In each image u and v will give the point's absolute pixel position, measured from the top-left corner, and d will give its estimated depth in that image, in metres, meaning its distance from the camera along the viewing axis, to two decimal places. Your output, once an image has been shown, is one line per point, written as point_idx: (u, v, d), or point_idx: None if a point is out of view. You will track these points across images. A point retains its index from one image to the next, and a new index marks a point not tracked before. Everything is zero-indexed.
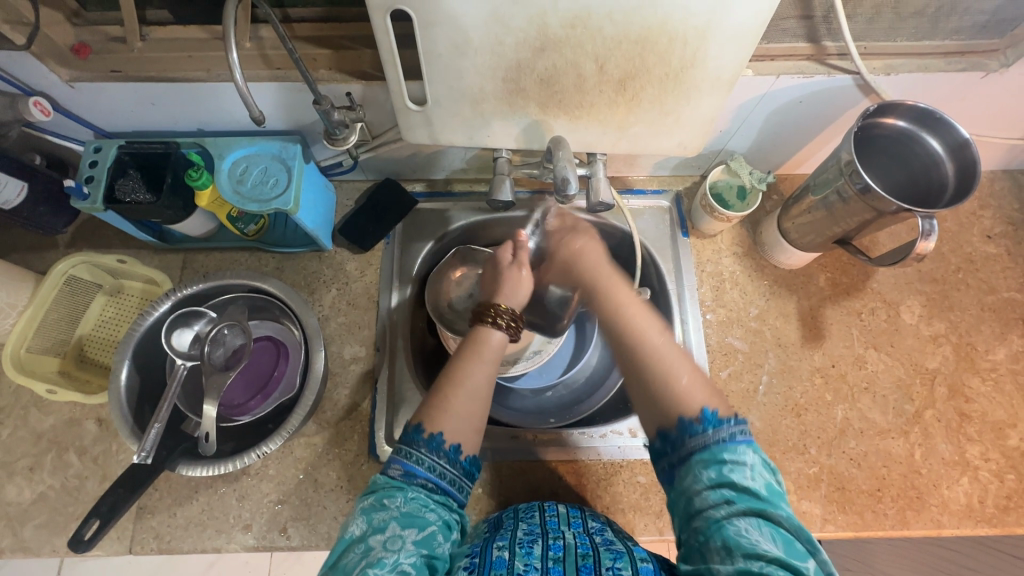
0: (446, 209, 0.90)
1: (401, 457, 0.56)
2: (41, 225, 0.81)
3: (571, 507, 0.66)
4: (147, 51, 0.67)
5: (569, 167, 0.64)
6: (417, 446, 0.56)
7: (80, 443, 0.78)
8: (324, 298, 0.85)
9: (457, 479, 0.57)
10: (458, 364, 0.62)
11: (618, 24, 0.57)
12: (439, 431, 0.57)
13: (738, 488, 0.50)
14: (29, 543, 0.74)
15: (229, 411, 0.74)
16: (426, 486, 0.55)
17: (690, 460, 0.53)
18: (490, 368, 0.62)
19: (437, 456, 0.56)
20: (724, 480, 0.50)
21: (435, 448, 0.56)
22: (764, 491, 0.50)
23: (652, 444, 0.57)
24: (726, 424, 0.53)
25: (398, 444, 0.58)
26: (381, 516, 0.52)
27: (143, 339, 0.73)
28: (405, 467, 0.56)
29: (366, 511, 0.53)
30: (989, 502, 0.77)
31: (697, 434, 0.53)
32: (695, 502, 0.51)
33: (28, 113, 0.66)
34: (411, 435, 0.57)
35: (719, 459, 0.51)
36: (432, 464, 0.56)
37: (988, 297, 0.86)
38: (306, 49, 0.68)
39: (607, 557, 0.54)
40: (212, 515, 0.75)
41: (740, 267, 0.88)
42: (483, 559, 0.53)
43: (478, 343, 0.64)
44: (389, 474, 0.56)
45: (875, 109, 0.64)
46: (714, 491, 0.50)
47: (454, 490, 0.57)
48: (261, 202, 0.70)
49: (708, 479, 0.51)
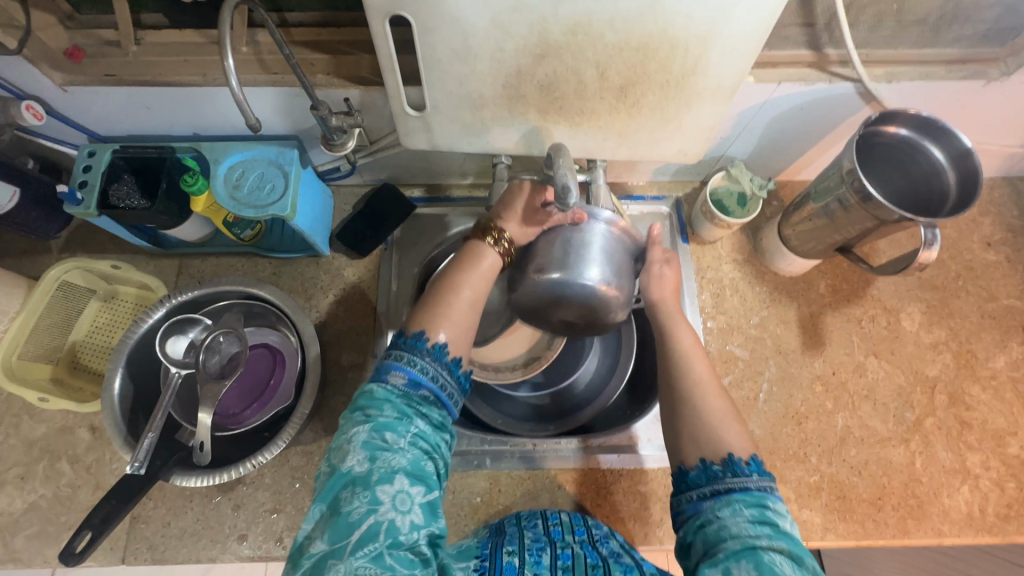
0: (444, 214, 0.89)
1: (404, 367, 0.56)
2: (34, 230, 0.80)
3: (573, 514, 0.65)
4: (141, 55, 0.66)
5: (569, 175, 0.61)
6: (420, 355, 0.57)
7: (72, 452, 0.76)
8: (321, 304, 0.84)
9: (449, 389, 0.58)
10: (452, 273, 0.64)
11: (619, 31, 0.57)
12: (443, 339, 0.59)
13: (774, 526, 0.49)
14: (20, 553, 0.73)
15: (224, 420, 0.73)
16: (427, 399, 0.56)
17: (731, 497, 0.52)
18: (479, 279, 0.64)
19: (436, 365, 0.57)
20: (766, 520, 0.50)
21: (438, 357, 0.58)
22: (801, 543, 0.49)
23: (683, 470, 0.56)
24: (765, 477, 0.53)
25: (396, 353, 0.57)
26: (389, 458, 0.50)
27: (136, 346, 0.71)
28: (409, 375, 0.56)
29: (368, 445, 0.51)
30: (990, 511, 0.76)
31: (741, 473, 0.53)
32: (730, 528, 0.50)
33: (20, 117, 0.65)
34: (412, 343, 0.58)
35: (761, 501, 0.51)
36: (435, 374, 0.57)
37: (988, 304, 0.86)
38: (303, 54, 0.68)
39: (617, 568, 0.55)
40: (207, 525, 0.74)
41: (740, 274, 0.88)
42: (494, 564, 0.53)
43: (474, 255, 0.66)
44: (390, 386, 0.55)
45: (878, 117, 0.64)
46: (752, 524, 0.49)
47: (449, 404, 0.58)
48: (258, 208, 0.69)
49: (747, 514, 0.50)
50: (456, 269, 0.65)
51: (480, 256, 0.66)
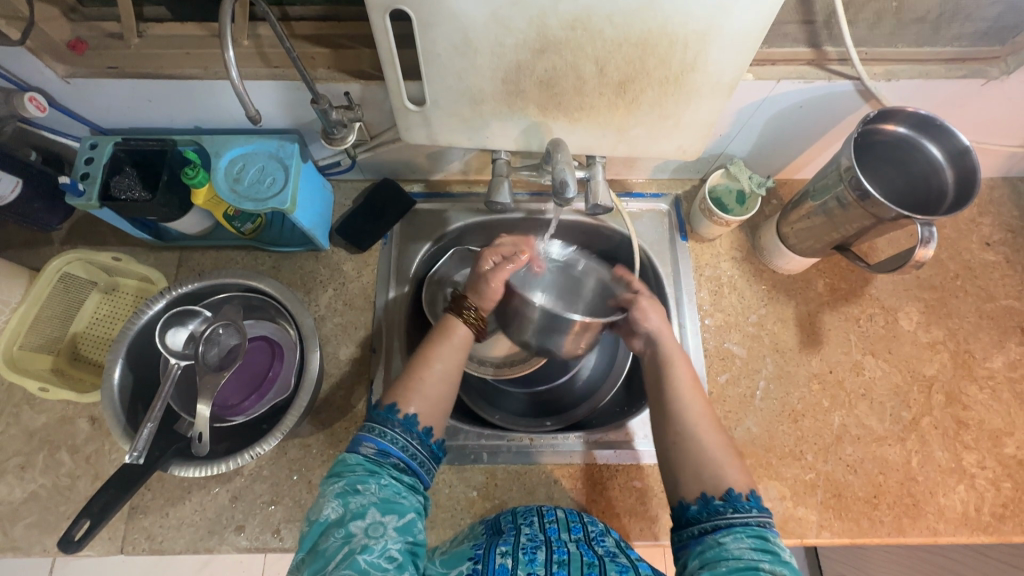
0: (444, 210, 0.90)
1: (374, 437, 0.57)
2: (36, 222, 0.80)
3: (569, 511, 0.65)
4: (143, 48, 0.66)
5: (567, 170, 0.63)
6: (390, 425, 0.58)
7: (72, 442, 0.77)
8: (320, 298, 0.85)
9: (424, 460, 0.59)
10: (428, 346, 0.66)
11: (618, 27, 0.57)
12: (413, 411, 0.60)
13: (775, 554, 0.51)
14: (19, 542, 0.73)
15: (221, 412, 0.73)
16: (397, 467, 0.57)
17: (732, 529, 0.53)
18: (457, 354, 0.66)
19: (410, 437, 0.58)
20: (767, 548, 0.51)
21: (409, 428, 0.59)
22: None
23: (684, 505, 0.57)
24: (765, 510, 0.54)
25: (367, 424, 0.59)
26: (360, 500, 0.52)
27: (137, 337, 0.72)
28: (377, 445, 0.57)
29: (340, 495, 0.52)
30: (986, 510, 0.76)
31: (742, 509, 0.54)
32: (731, 554, 0.51)
33: (22, 109, 0.66)
34: (384, 415, 0.59)
35: (762, 533, 0.52)
36: (405, 444, 0.58)
37: (987, 304, 0.86)
38: (305, 48, 0.68)
39: (613, 568, 0.54)
40: (205, 516, 0.74)
41: (739, 272, 0.88)
42: (486, 566, 0.54)
43: (446, 329, 0.68)
44: (360, 454, 0.56)
45: (877, 114, 0.64)
46: (755, 551, 0.51)
47: (421, 471, 0.58)
48: (258, 200, 0.70)
49: (750, 543, 0.51)
50: (427, 346, 0.66)
51: (453, 329, 0.68)
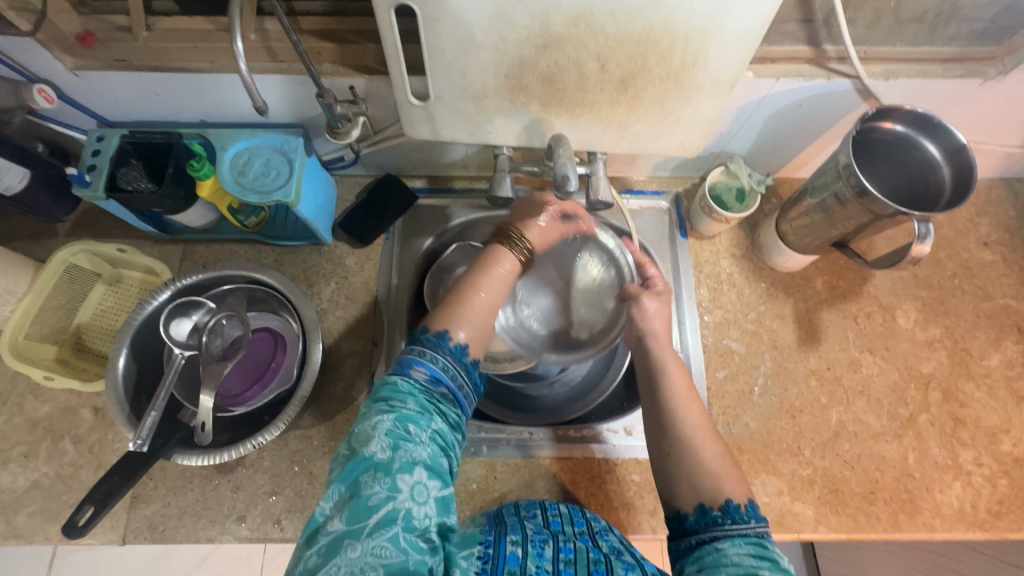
0: (446, 206, 0.91)
1: (426, 362, 0.57)
2: (42, 213, 0.81)
3: (571, 506, 0.66)
4: (151, 41, 0.67)
5: (569, 165, 0.64)
6: (442, 352, 0.58)
7: (76, 431, 0.78)
8: (323, 291, 0.85)
9: (466, 392, 0.59)
10: (474, 273, 0.67)
11: (620, 24, 0.58)
12: (463, 338, 0.60)
13: (773, 560, 0.51)
14: (22, 530, 0.74)
15: (224, 402, 0.74)
16: (445, 397, 0.57)
17: (731, 539, 0.53)
18: (500, 282, 0.67)
19: (456, 365, 0.59)
20: (765, 556, 0.51)
21: (458, 357, 0.59)
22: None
23: (682, 516, 0.57)
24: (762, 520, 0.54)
25: (418, 347, 0.58)
26: (409, 449, 0.50)
27: (141, 327, 0.73)
28: (430, 371, 0.57)
29: (390, 433, 0.51)
30: (982, 507, 0.77)
31: (739, 518, 0.54)
32: (730, 561, 0.51)
33: (31, 100, 0.67)
34: (438, 341, 0.59)
35: (760, 542, 0.53)
36: (454, 373, 0.58)
37: (984, 303, 0.87)
38: (310, 42, 0.69)
39: (619, 565, 0.54)
40: (206, 506, 0.75)
41: (738, 269, 0.89)
42: (497, 551, 0.53)
43: (493, 256, 0.69)
44: (413, 380, 0.56)
45: (875, 112, 0.65)
46: (754, 558, 0.51)
47: (464, 404, 0.59)
48: (262, 193, 0.70)
49: (749, 550, 0.51)
50: (480, 270, 0.67)
51: (497, 260, 0.69)
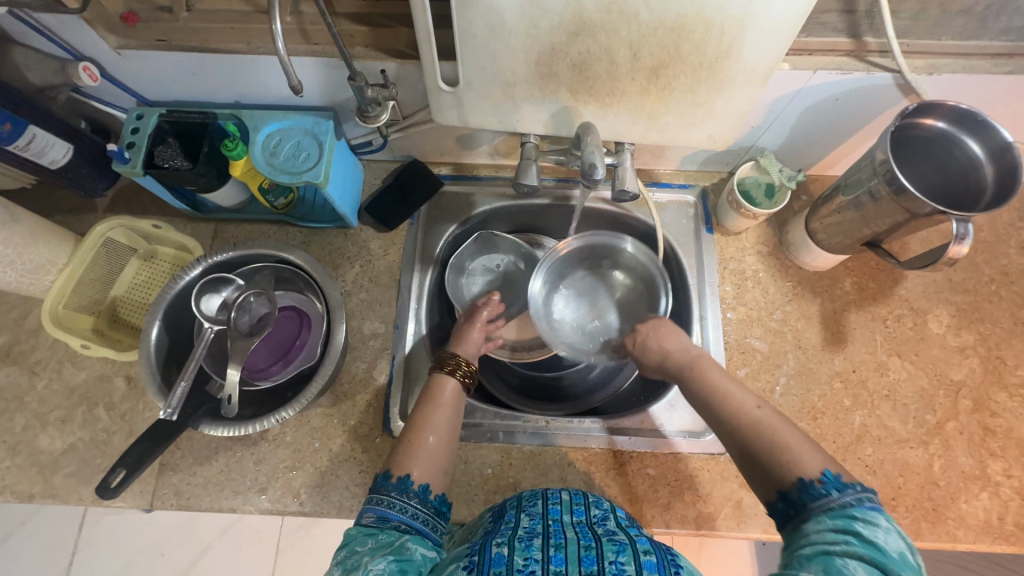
0: (470, 194, 0.92)
1: (372, 506, 0.56)
2: (83, 187, 0.84)
3: (575, 492, 0.65)
4: (191, 21, 0.69)
5: (596, 153, 0.64)
6: (387, 491, 0.57)
7: (109, 399, 0.81)
8: (347, 274, 0.87)
9: (429, 518, 0.58)
10: (425, 409, 0.66)
11: (654, 11, 0.57)
12: (408, 473, 0.59)
13: (856, 535, 0.47)
14: (58, 490, 0.77)
15: (251, 375, 0.76)
16: (398, 529, 0.55)
17: (816, 515, 0.50)
18: (449, 408, 0.67)
19: (408, 498, 0.57)
20: (849, 530, 0.48)
21: (404, 489, 0.58)
22: (897, 556, 0.45)
23: (771, 503, 0.55)
24: (852, 489, 0.50)
25: (369, 494, 0.58)
26: (354, 558, 0.51)
27: (174, 302, 0.76)
28: (376, 513, 0.56)
29: (340, 559, 0.52)
30: (1009, 520, 0.75)
31: (821, 495, 0.51)
32: (809, 536, 0.49)
33: (77, 78, 0.70)
34: (380, 483, 0.58)
35: (848, 514, 0.49)
36: (403, 506, 0.56)
37: (1022, 310, 0.84)
38: (344, 26, 0.69)
39: (610, 548, 0.52)
40: (229, 476, 0.77)
41: (764, 267, 0.87)
42: (482, 557, 0.52)
43: (433, 388, 0.69)
44: (362, 523, 0.55)
45: (916, 108, 0.63)
46: (834, 533, 0.48)
47: (426, 529, 0.57)
48: (292, 174, 0.72)
49: (830, 525, 0.49)
50: (425, 402, 0.67)
51: (439, 386, 0.69)
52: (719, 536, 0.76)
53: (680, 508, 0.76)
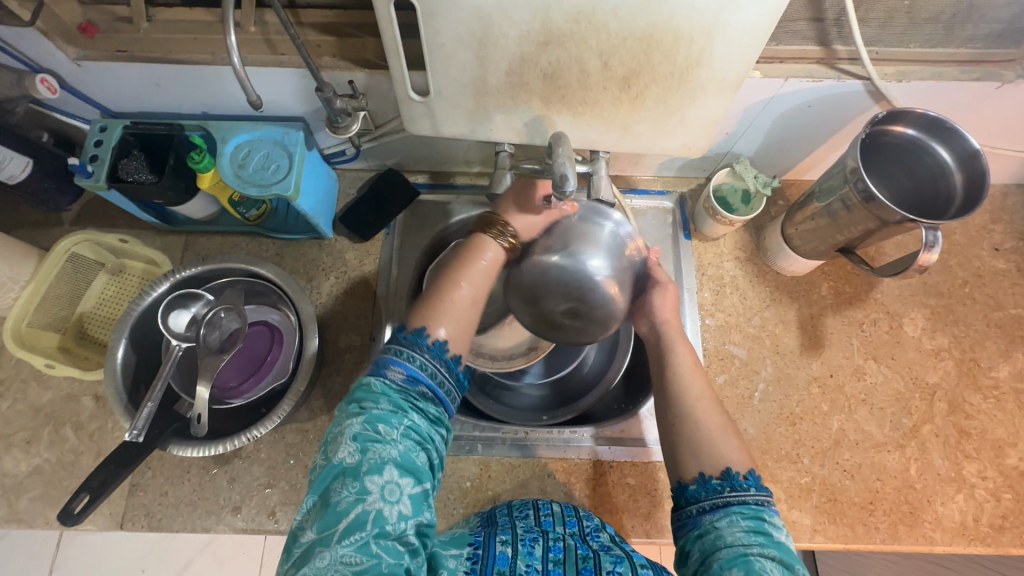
0: (447, 202, 0.90)
1: (402, 362, 0.55)
2: (46, 202, 0.82)
3: (565, 505, 0.65)
4: (153, 32, 0.67)
5: (568, 164, 0.63)
6: (420, 351, 0.56)
7: (77, 419, 0.79)
8: (322, 286, 0.85)
9: (449, 390, 0.57)
10: (462, 262, 0.64)
11: (622, 21, 0.56)
12: (442, 337, 0.57)
13: (768, 535, 0.51)
14: (23, 514, 0.75)
15: (221, 393, 0.74)
16: (423, 396, 0.55)
17: (730, 508, 0.52)
18: (484, 272, 0.65)
19: (437, 365, 0.56)
20: (760, 529, 0.51)
21: (436, 355, 0.57)
22: (790, 550, 0.50)
23: (682, 486, 0.56)
24: (763, 491, 0.54)
25: (392, 344, 0.57)
26: (378, 454, 0.50)
27: (141, 318, 0.74)
28: (406, 371, 0.55)
29: (361, 437, 0.50)
30: (984, 521, 0.75)
31: (738, 488, 0.53)
32: (725, 536, 0.51)
33: (35, 90, 0.67)
34: (412, 338, 0.57)
35: (759, 513, 0.52)
36: (432, 372, 0.56)
37: (994, 313, 0.85)
38: (311, 36, 0.68)
39: (608, 560, 0.54)
40: (202, 496, 0.76)
41: (742, 273, 0.87)
42: (487, 552, 0.53)
43: (478, 244, 0.67)
44: (387, 380, 0.54)
45: (885, 115, 0.63)
46: (748, 533, 0.50)
47: (445, 402, 0.57)
48: (262, 186, 0.70)
49: (744, 525, 0.51)
50: (463, 261, 0.64)
51: (481, 249, 0.66)
52: None
53: (661, 517, 0.76)
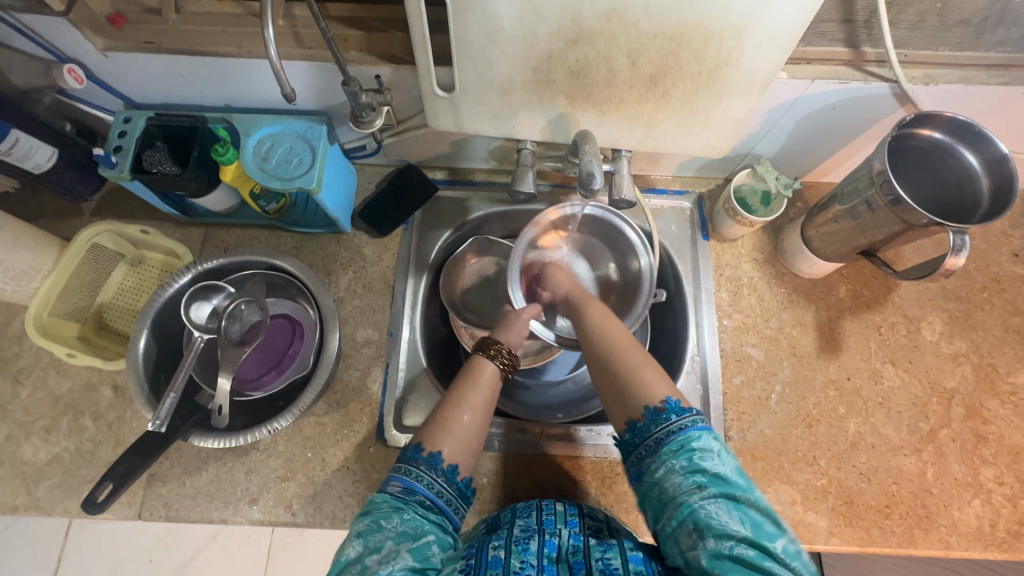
0: (466, 199, 0.91)
1: (400, 475, 0.56)
2: (69, 191, 0.82)
3: (568, 501, 0.64)
4: (180, 23, 0.67)
5: (595, 162, 0.64)
6: (417, 465, 0.56)
7: (95, 408, 0.79)
8: (340, 280, 0.85)
9: (452, 499, 0.57)
10: (458, 389, 0.62)
11: (654, 19, 0.56)
12: (438, 450, 0.57)
13: (706, 469, 0.51)
14: (42, 502, 0.75)
15: (242, 385, 0.75)
16: (423, 504, 0.55)
17: (661, 449, 0.53)
18: (484, 395, 0.62)
19: (435, 475, 0.56)
20: (696, 466, 0.51)
21: (434, 466, 0.56)
22: (734, 477, 0.51)
23: (621, 437, 0.57)
24: (689, 414, 0.55)
25: (398, 463, 0.58)
26: (378, 537, 0.51)
27: (162, 309, 0.74)
28: (404, 484, 0.56)
29: (362, 533, 0.52)
30: (1001, 527, 0.75)
31: (662, 423, 0.54)
32: (669, 483, 0.52)
33: (62, 80, 0.68)
34: (411, 454, 0.57)
35: (689, 446, 0.52)
36: (430, 482, 0.56)
37: (1013, 318, 0.85)
38: (338, 30, 0.68)
39: (597, 549, 0.54)
40: (220, 487, 0.76)
41: (759, 274, 0.87)
42: (479, 560, 0.52)
43: (473, 369, 0.65)
44: (387, 492, 0.56)
45: (913, 118, 0.63)
46: (686, 475, 0.51)
47: (447, 510, 0.56)
48: (284, 179, 0.71)
49: (680, 466, 0.52)
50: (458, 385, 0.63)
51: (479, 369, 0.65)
52: None
53: None
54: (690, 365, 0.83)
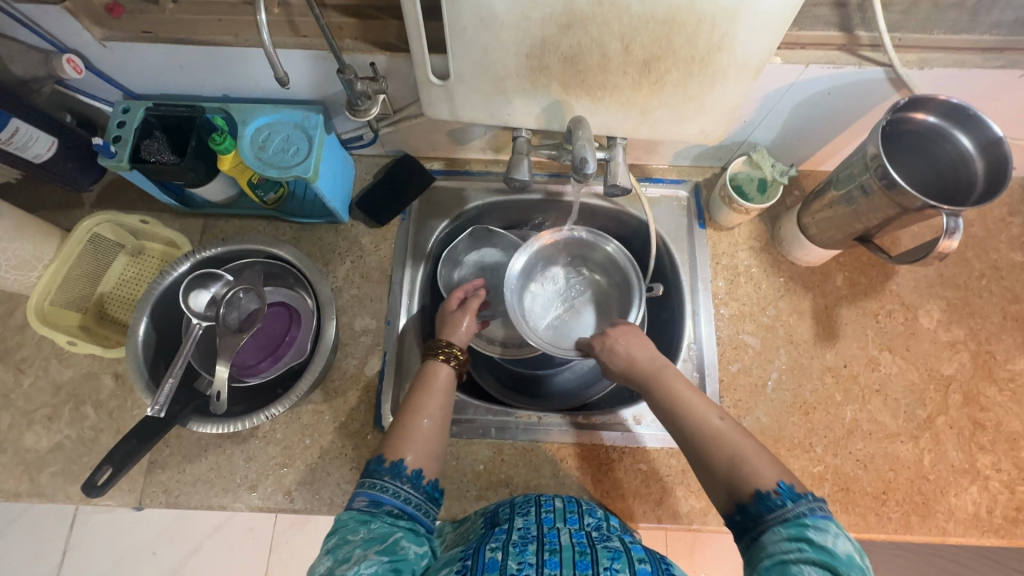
0: (462, 188, 0.92)
1: (366, 490, 0.56)
2: (70, 181, 0.83)
3: (569, 501, 0.63)
4: (177, 13, 0.67)
5: (588, 148, 0.63)
6: (380, 476, 0.57)
7: (96, 397, 0.80)
8: (338, 270, 0.86)
9: (422, 504, 0.58)
10: (417, 396, 0.65)
11: (645, 3, 0.56)
12: (401, 457, 0.59)
13: (812, 542, 0.48)
14: (44, 489, 0.76)
15: (240, 372, 0.75)
16: (392, 513, 0.55)
17: (771, 529, 0.51)
18: (443, 397, 0.66)
19: (401, 483, 0.57)
20: (802, 536, 0.49)
21: (398, 474, 0.58)
22: (844, 557, 0.47)
23: (729, 516, 0.55)
24: (805, 499, 0.51)
25: (362, 478, 0.58)
26: (348, 548, 0.51)
27: (162, 297, 0.75)
28: (369, 497, 0.56)
29: (332, 549, 0.51)
30: (998, 513, 0.75)
31: (776, 506, 0.51)
32: (767, 547, 0.50)
33: (61, 70, 0.68)
34: (373, 468, 0.58)
35: (800, 522, 0.50)
36: (396, 491, 0.56)
37: (1011, 306, 0.84)
38: (333, 18, 0.69)
39: (606, 556, 0.51)
40: (219, 474, 0.77)
41: (756, 262, 0.87)
42: (476, 562, 0.51)
43: (428, 375, 0.68)
44: (352, 508, 0.55)
45: (907, 102, 0.63)
46: (788, 541, 0.49)
47: (419, 516, 0.57)
48: (281, 168, 0.71)
49: (785, 535, 0.49)
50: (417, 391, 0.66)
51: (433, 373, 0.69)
52: (712, 530, 0.76)
53: (673, 503, 0.76)
54: (686, 354, 0.84)
